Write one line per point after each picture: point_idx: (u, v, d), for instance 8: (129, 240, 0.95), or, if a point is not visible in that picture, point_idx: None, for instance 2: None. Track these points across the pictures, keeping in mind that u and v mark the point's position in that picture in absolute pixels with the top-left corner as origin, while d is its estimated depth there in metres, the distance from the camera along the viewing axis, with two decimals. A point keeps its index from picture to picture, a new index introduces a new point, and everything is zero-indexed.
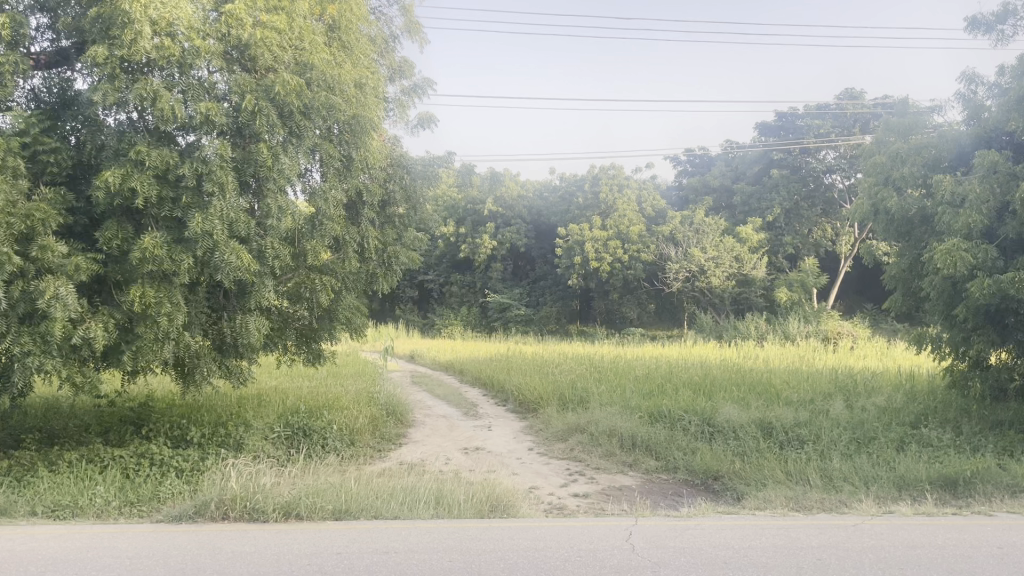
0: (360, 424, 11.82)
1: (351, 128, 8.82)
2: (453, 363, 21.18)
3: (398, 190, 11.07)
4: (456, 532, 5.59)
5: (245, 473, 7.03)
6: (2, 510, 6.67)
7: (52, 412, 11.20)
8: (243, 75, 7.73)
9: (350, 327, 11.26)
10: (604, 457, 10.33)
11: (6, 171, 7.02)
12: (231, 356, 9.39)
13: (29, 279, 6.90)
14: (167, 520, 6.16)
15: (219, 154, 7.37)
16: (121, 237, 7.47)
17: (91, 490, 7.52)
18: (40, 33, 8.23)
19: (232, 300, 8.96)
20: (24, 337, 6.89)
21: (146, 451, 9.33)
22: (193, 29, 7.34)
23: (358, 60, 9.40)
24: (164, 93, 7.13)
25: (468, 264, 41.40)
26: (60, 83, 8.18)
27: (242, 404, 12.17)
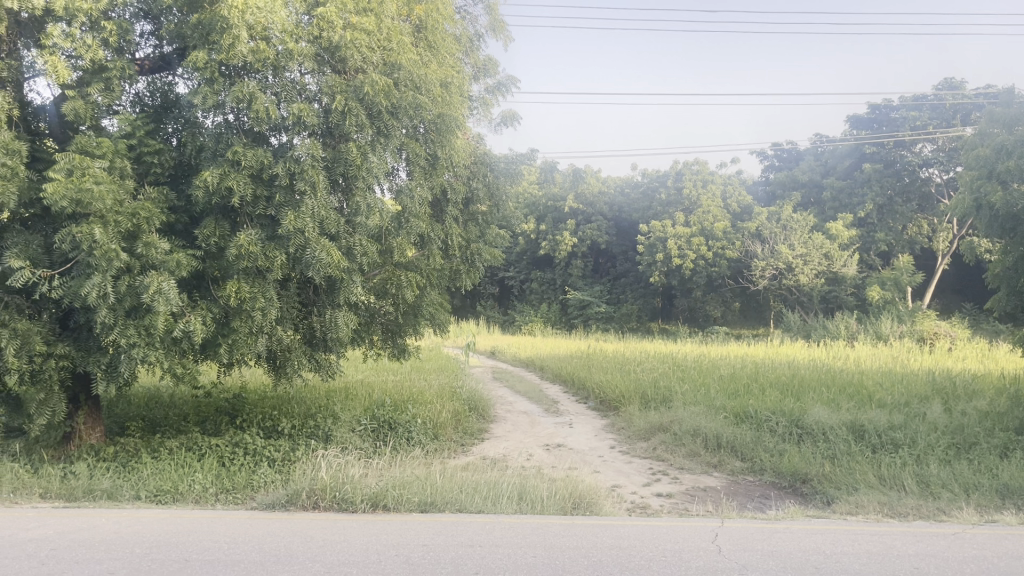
0: (443, 418, 12.00)
1: (436, 127, 8.94)
2: (534, 359, 21.21)
3: (481, 188, 11.15)
4: (539, 528, 5.62)
5: (334, 464, 7.23)
6: (109, 493, 7.03)
7: (153, 401, 11.73)
8: (333, 76, 7.93)
9: (434, 323, 11.41)
10: (688, 457, 10.20)
11: (114, 172, 7.41)
12: (320, 350, 9.64)
13: (134, 274, 7.26)
14: (262, 508, 6.38)
15: (311, 154, 7.58)
16: (218, 235, 7.80)
17: (190, 477, 7.88)
18: (144, 39, 8.64)
19: (321, 295, 9.21)
20: (129, 330, 7.24)
21: (240, 440, 9.71)
22: (287, 32, 7.57)
23: (443, 59, 9.51)
24: (259, 95, 7.38)
25: (548, 260, 41.38)
26: (162, 87, 8.56)
27: (330, 396, 12.52)
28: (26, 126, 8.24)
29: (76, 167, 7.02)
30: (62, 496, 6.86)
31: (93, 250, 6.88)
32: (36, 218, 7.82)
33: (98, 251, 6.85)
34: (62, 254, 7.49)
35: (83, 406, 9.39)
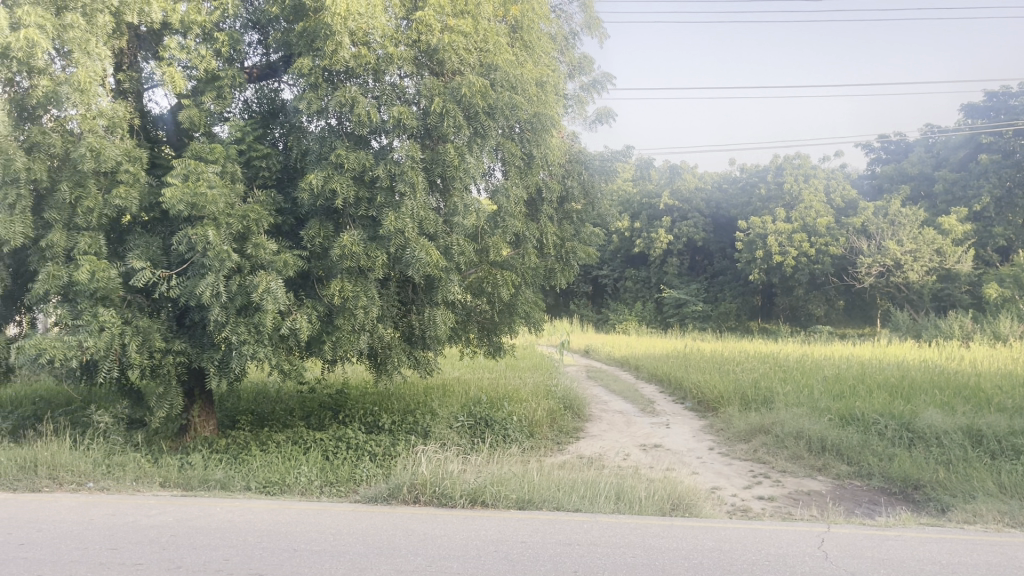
0: (539, 416, 12.07)
1: (532, 126, 8.97)
2: (629, 359, 21.02)
3: (576, 186, 11.15)
4: (638, 529, 5.58)
5: (433, 459, 7.35)
6: (222, 484, 7.35)
7: (261, 396, 12.20)
8: (431, 79, 8.05)
9: (529, 321, 11.45)
10: (791, 460, 9.90)
11: (226, 176, 7.76)
12: (419, 347, 9.82)
13: (245, 274, 7.57)
14: (365, 501, 6.55)
15: (409, 155, 7.76)
16: (322, 235, 8.07)
17: (297, 469, 8.19)
18: (252, 48, 9.01)
19: (420, 294, 9.40)
20: (240, 327, 7.58)
21: (343, 435, 10.03)
22: (386, 37, 7.77)
23: (538, 59, 9.53)
24: (361, 99, 7.61)
25: (643, 258, 40.89)
26: (269, 94, 8.92)
27: (428, 393, 12.74)
28: (146, 135, 8.75)
29: (191, 172, 7.39)
30: (180, 485, 7.21)
31: (207, 251, 7.23)
32: (155, 221, 8.27)
33: (212, 252, 7.18)
34: (179, 256, 7.90)
35: (197, 400, 9.87)
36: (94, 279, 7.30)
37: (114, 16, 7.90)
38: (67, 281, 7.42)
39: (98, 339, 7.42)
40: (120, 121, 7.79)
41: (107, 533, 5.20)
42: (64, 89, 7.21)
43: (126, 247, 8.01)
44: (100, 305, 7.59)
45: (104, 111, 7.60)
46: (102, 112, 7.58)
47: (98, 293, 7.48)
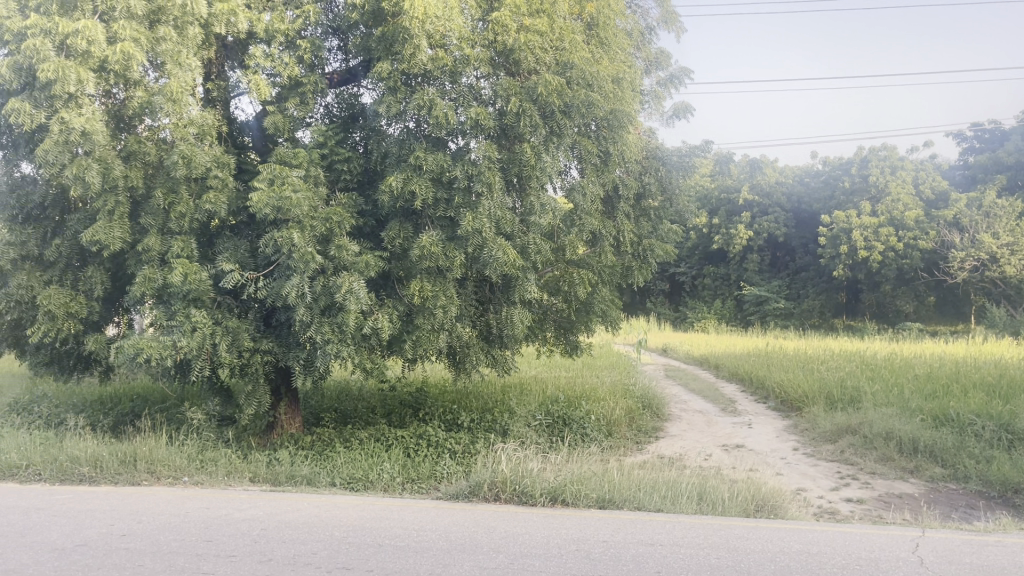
0: (617, 415, 12.00)
1: (608, 123, 8.90)
2: (709, 357, 20.68)
3: (653, 182, 10.99)
4: (722, 530, 5.48)
5: (512, 457, 7.38)
6: (308, 480, 7.55)
7: (344, 394, 12.48)
8: (508, 79, 8.09)
9: (606, 320, 11.39)
10: (880, 462, 9.57)
11: (309, 180, 7.97)
12: (497, 346, 9.89)
13: (328, 275, 7.76)
14: (446, 498, 6.63)
15: (486, 156, 7.82)
16: (402, 237, 8.21)
17: (380, 466, 8.36)
18: (333, 54, 9.23)
19: (497, 293, 9.45)
20: (324, 327, 7.77)
21: (423, 433, 10.19)
22: (463, 39, 7.86)
23: (615, 55, 9.44)
24: (438, 101, 7.71)
25: (721, 255, 40.13)
26: (349, 98, 9.12)
27: (505, 392, 12.82)
28: (233, 141, 9.03)
29: (277, 176, 7.61)
30: (269, 480, 7.44)
31: (293, 254, 7.44)
32: (243, 225, 8.55)
33: (297, 255, 7.40)
34: (265, 258, 8.15)
35: (283, 398, 10.18)
36: (187, 281, 7.61)
37: (203, 27, 8.17)
38: (161, 283, 7.75)
39: (191, 339, 7.71)
40: (209, 129, 8.08)
41: (201, 525, 5.40)
42: (157, 99, 7.50)
43: (217, 250, 8.31)
44: (192, 306, 7.90)
45: (194, 120, 7.88)
46: (192, 120, 7.87)
47: (190, 294, 7.79)
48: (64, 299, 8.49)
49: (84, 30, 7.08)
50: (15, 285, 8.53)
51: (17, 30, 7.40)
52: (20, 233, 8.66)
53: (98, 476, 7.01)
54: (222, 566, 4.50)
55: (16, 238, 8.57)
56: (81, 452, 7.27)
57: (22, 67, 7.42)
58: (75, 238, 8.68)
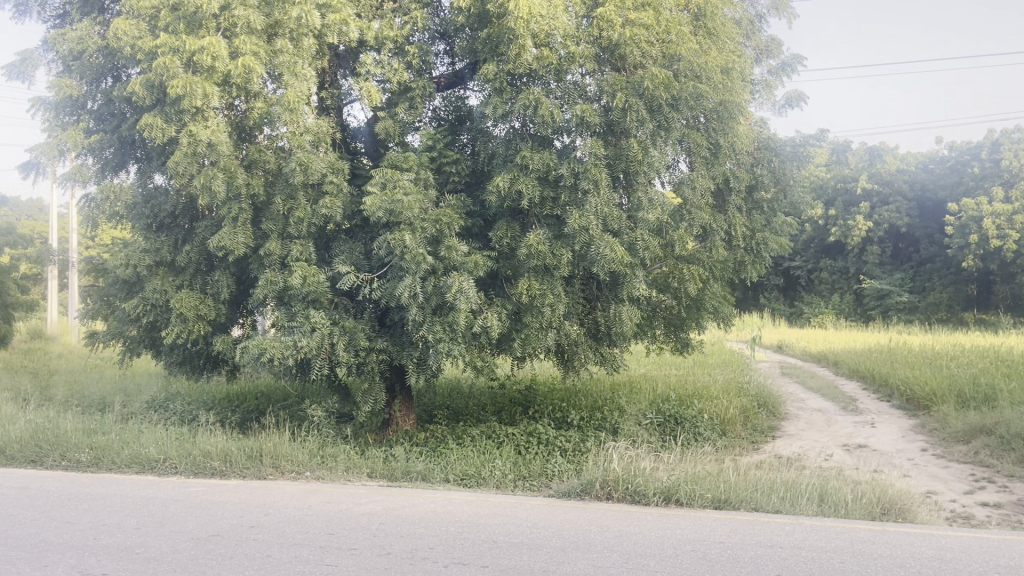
0: (731, 414, 11.72)
1: (718, 114, 8.71)
2: (827, 354, 19.89)
3: (766, 174, 10.66)
4: (845, 533, 5.28)
5: (624, 454, 7.31)
6: (423, 475, 7.71)
7: (455, 391, 12.70)
8: (614, 74, 8.03)
9: (717, 316, 11.15)
10: (1019, 464, 8.97)
11: (419, 182, 8.14)
12: (606, 343, 9.83)
13: (439, 275, 7.91)
14: (558, 496, 6.65)
15: (592, 153, 7.79)
16: (510, 236, 8.29)
17: (492, 463, 8.45)
18: (440, 58, 9.42)
19: (604, 290, 9.38)
20: (436, 326, 7.92)
21: (534, 430, 10.24)
22: (568, 36, 7.86)
23: (723, 45, 9.19)
24: (544, 100, 7.74)
25: (839, 247, 38.55)
26: (456, 101, 9.25)
27: (615, 390, 12.75)
28: (346, 147, 9.36)
29: (389, 180, 7.84)
30: (386, 475, 7.61)
31: (405, 255, 7.63)
32: (357, 228, 8.82)
33: (408, 256, 7.58)
34: (378, 260, 8.39)
35: (398, 395, 10.48)
36: (306, 284, 7.95)
37: (317, 38, 8.43)
38: (282, 286, 8.12)
39: (310, 339, 8.03)
40: (324, 136, 8.38)
41: (323, 519, 5.61)
42: (276, 109, 7.83)
43: (333, 254, 8.62)
44: (311, 308, 8.23)
45: (310, 128, 8.18)
46: (309, 129, 8.19)
47: (309, 296, 8.11)
48: (194, 303, 8.95)
49: (209, 47, 7.47)
50: (150, 290, 9.10)
51: (148, 50, 7.87)
52: (155, 241, 9.23)
53: (228, 470, 7.39)
54: (344, 558, 4.65)
55: (151, 245, 9.15)
56: (212, 446, 7.69)
57: (154, 84, 7.89)
58: (203, 244, 9.18)
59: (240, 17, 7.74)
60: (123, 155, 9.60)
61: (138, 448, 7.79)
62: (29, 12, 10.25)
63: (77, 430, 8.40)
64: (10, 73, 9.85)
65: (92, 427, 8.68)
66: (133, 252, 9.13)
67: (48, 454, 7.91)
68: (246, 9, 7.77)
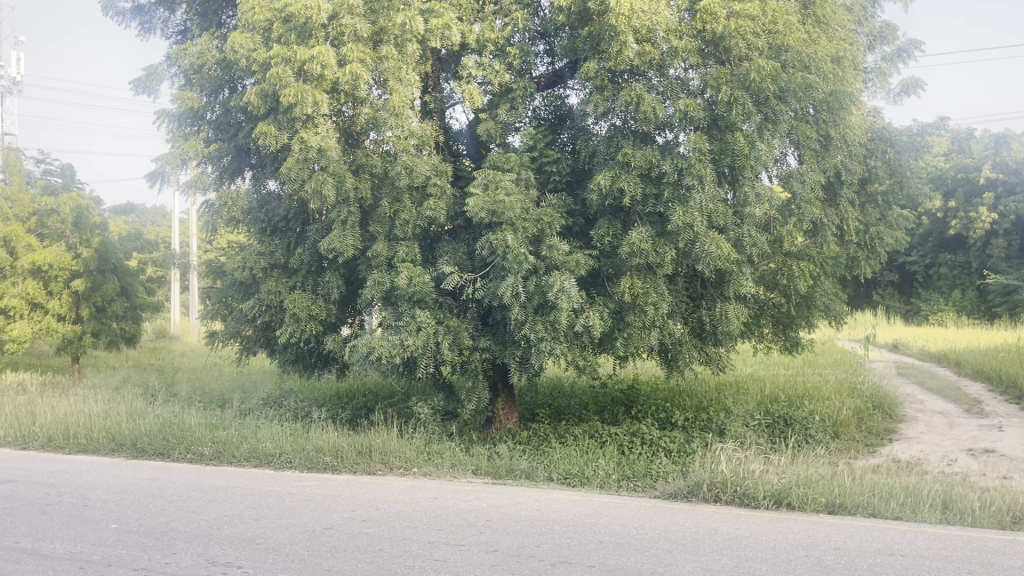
0: (844, 415, 11.29)
1: (828, 106, 8.43)
2: (949, 353, 18.88)
3: (880, 165, 10.24)
4: (973, 543, 4.99)
5: (731, 456, 7.13)
6: (527, 474, 7.73)
7: (558, 390, 12.73)
8: (718, 68, 7.87)
9: (829, 314, 10.75)
10: None
11: (521, 183, 8.19)
12: (711, 343, 9.64)
13: (541, 274, 7.93)
14: (664, 497, 6.56)
15: (697, 148, 7.65)
16: (611, 234, 8.25)
17: (595, 462, 8.41)
18: (540, 58, 9.45)
19: (709, 288, 9.20)
20: (538, 325, 7.94)
21: (637, 430, 10.14)
22: (671, 31, 7.74)
23: (834, 33, 8.84)
24: (646, 96, 7.66)
25: (960, 241, 36.54)
26: (556, 101, 9.29)
27: (721, 390, 12.50)
28: (449, 149, 9.51)
29: (491, 181, 7.92)
30: (491, 473, 7.66)
31: (507, 255, 7.69)
32: (461, 229, 8.96)
33: (511, 255, 7.64)
34: (481, 260, 8.50)
35: (501, 394, 10.58)
36: (412, 284, 8.14)
37: (420, 43, 8.60)
38: (389, 286, 8.34)
39: (416, 337, 8.20)
40: (428, 139, 8.55)
41: (431, 514, 5.72)
42: (382, 114, 8.04)
43: (437, 254, 8.79)
44: (417, 307, 8.40)
45: (415, 131, 8.36)
46: (413, 132, 8.36)
47: (415, 296, 8.28)
48: (306, 303, 9.30)
49: (318, 56, 7.74)
50: (266, 291, 9.51)
51: (262, 61, 8.22)
52: (270, 244, 9.63)
53: (339, 465, 7.64)
54: (452, 553, 4.73)
55: (266, 248, 9.54)
56: (324, 442, 7.95)
57: (268, 94, 8.23)
58: (314, 246, 9.52)
59: (347, 25, 7.98)
60: (239, 163, 10.06)
61: (256, 442, 8.14)
62: (153, 29, 10.88)
63: (200, 425, 8.85)
64: (137, 87, 10.46)
65: (214, 422, 9.14)
66: (250, 255, 9.56)
67: (174, 447, 8.36)
68: (354, 18, 8.03)
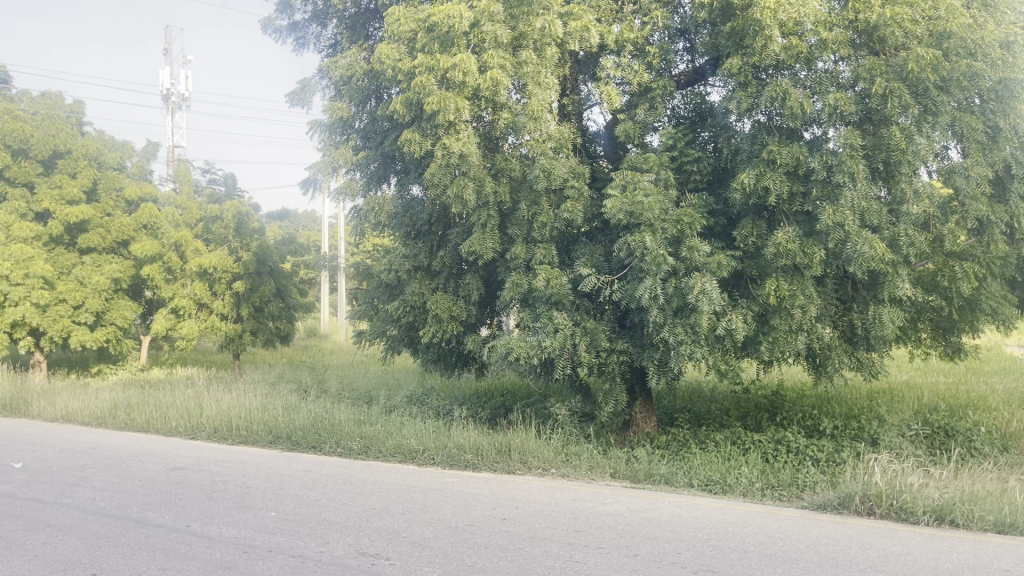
0: (1014, 428, 10.44)
1: (996, 94, 7.84)
2: None
3: None
4: None
5: (886, 468, 6.74)
6: (666, 479, 7.59)
7: (698, 394, 12.48)
8: (871, 59, 7.50)
9: (996, 319, 9.98)
10: None
11: (660, 183, 8.09)
12: (863, 348, 9.17)
13: (681, 276, 7.79)
14: (813, 508, 6.30)
15: (848, 144, 7.28)
16: (755, 235, 8.01)
17: (738, 470, 8.16)
18: (680, 55, 9.28)
19: (862, 290, 8.78)
20: (677, 328, 7.79)
21: (783, 438, 9.78)
22: (819, 23, 7.44)
23: (1003, 16, 8.22)
24: (794, 91, 7.38)
25: None
26: (697, 98, 9.10)
27: (873, 397, 11.88)
28: (587, 150, 9.53)
29: (629, 182, 7.88)
30: (629, 476, 7.59)
31: (645, 256, 7.62)
32: (599, 230, 8.94)
33: (649, 257, 7.56)
34: (619, 261, 8.45)
35: (639, 397, 10.50)
36: (550, 285, 8.20)
37: (559, 46, 8.65)
38: (527, 288, 8.45)
39: (554, 339, 8.26)
40: (565, 142, 8.60)
41: (571, 516, 5.73)
42: (521, 119, 8.18)
43: (575, 256, 8.82)
44: (555, 310, 8.46)
45: (552, 134, 8.43)
46: (551, 135, 8.43)
47: (553, 298, 8.36)
48: (447, 304, 9.58)
49: (460, 64, 7.89)
50: (410, 292, 9.87)
51: (407, 71, 8.52)
52: (413, 247, 9.98)
53: (479, 463, 7.81)
54: (593, 556, 4.72)
55: (410, 251, 9.92)
56: (464, 440, 8.14)
57: (412, 102, 8.53)
58: (455, 249, 9.78)
59: (488, 32, 8.14)
60: (385, 169, 10.46)
61: (401, 438, 8.44)
62: (306, 44, 11.48)
63: (348, 420, 9.25)
64: (293, 100, 11.07)
65: (361, 417, 9.53)
66: (395, 258, 9.95)
67: (326, 440, 8.79)
68: (494, 25, 8.18)
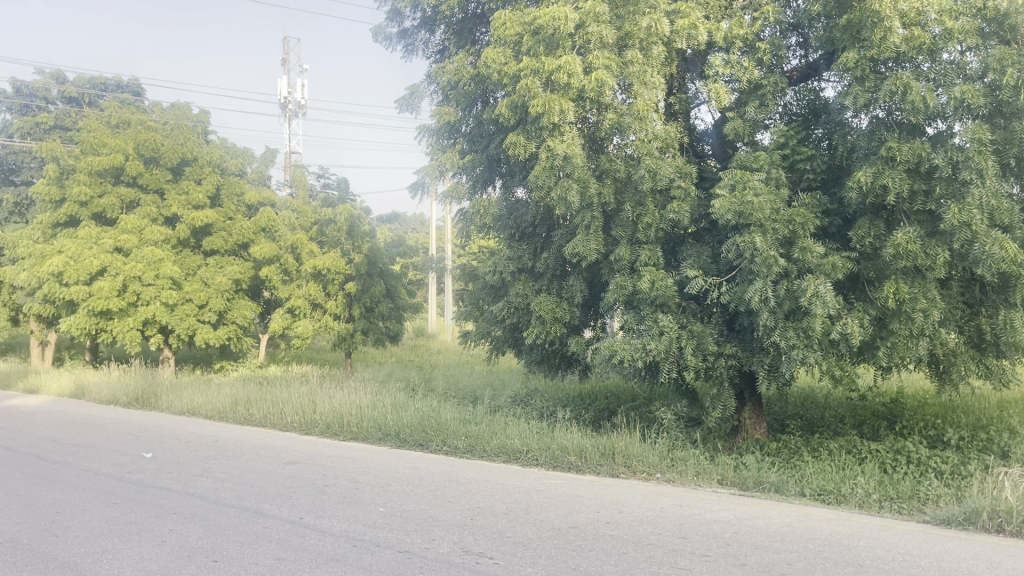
0: None
1: None
2: None
3: None
4: None
5: (1018, 483, 6.30)
6: (777, 487, 7.34)
7: (810, 401, 12.06)
8: (1002, 48, 7.04)
9: None
10: None
11: (771, 182, 7.85)
12: (992, 355, 8.63)
13: (793, 278, 7.54)
14: (935, 522, 5.98)
15: (975, 139, 6.85)
16: (873, 235, 7.67)
17: (853, 480, 7.81)
18: (793, 51, 9.00)
19: (991, 293, 8.25)
20: (788, 331, 7.54)
21: (903, 448, 9.32)
22: (944, 11, 7.09)
23: None
24: (915, 84, 7.00)
25: None
26: (810, 95, 8.76)
27: (1004, 407, 11.15)
28: (694, 149, 9.38)
29: (738, 181, 7.68)
30: (736, 483, 7.39)
31: (755, 258, 7.42)
32: (707, 231, 8.76)
33: (759, 258, 7.37)
34: (727, 263, 8.26)
35: (748, 402, 10.25)
36: (655, 287, 8.11)
37: (666, 45, 8.52)
38: (632, 290, 8.40)
39: (659, 342, 8.16)
40: (672, 141, 8.48)
41: (676, 522, 5.64)
42: (627, 119, 8.13)
43: (682, 258, 8.68)
44: (660, 312, 8.35)
45: (658, 134, 8.33)
46: (656, 135, 8.33)
47: (658, 300, 8.26)
48: (551, 305, 9.61)
49: (565, 65, 7.92)
50: (514, 294, 9.96)
51: (512, 74, 8.60)
52: (518, 249, 10.07)
53: (583, 466, 7.80)
54: (698, 564, 4.63)
55: (514, 254, 10.01)
56: (568, 441, 8.14)
57: (517, 105, 8.60)
58: (558, 252, 9.79)
59: (593, 33, 8.07)
60: (490, 171, 10.55)
61: (505, 438, 8.52)
62: (415, 50, 11.73)
63: (454, 419, 9.42)
64: (402, 106, 11.36)
65: (466, 416, 9.66)
66: (500, 260, 10.06)
67: (432, 438, 8.97)
68: (600, 25, 8.10)
